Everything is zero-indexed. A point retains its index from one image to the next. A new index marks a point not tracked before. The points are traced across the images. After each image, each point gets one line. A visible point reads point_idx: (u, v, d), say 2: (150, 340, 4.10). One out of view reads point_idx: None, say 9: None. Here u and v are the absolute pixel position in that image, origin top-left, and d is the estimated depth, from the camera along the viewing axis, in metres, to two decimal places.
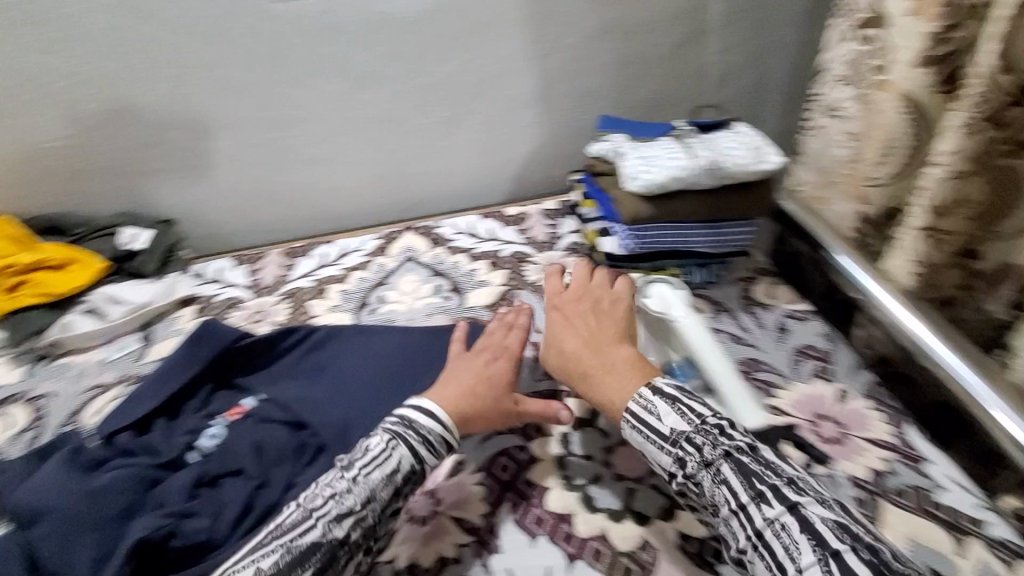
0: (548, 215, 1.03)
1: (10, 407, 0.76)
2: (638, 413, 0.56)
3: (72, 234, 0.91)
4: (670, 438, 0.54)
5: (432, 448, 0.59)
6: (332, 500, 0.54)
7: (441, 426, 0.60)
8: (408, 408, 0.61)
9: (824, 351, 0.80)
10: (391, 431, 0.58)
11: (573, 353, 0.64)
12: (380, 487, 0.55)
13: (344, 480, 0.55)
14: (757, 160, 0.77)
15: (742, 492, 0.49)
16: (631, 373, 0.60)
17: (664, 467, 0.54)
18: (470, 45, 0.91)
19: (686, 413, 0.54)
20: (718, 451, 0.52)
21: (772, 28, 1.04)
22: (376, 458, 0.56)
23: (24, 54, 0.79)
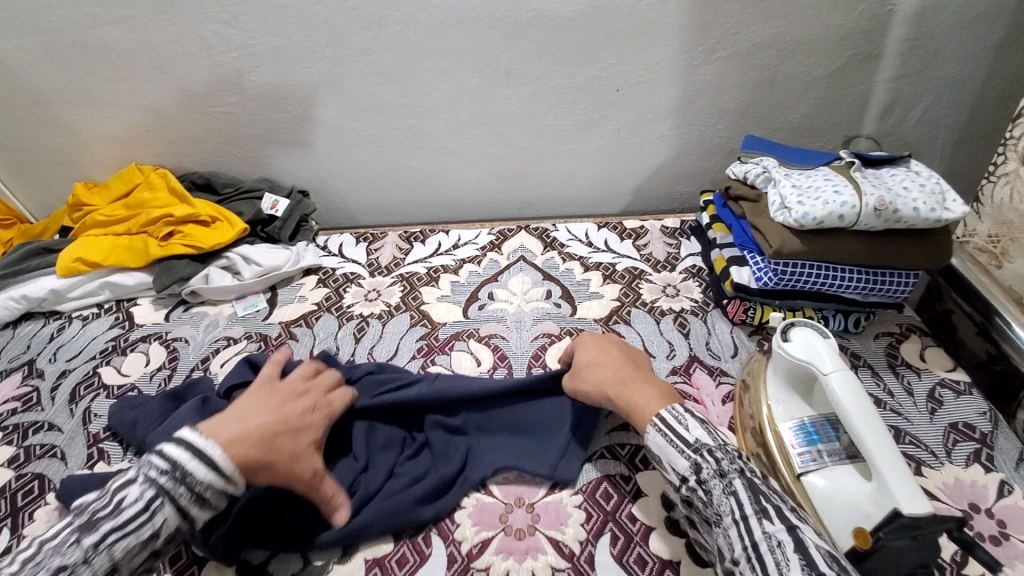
0: (668, 233, 0.98)
1: (150, 344, 0.83)
2: (668, 421, 0.54)
3: (221, 193, 0.98)
4: (691, 446, 0.52)
5: (206, 503, 0.51)
6: (63, 575, 0.45)
7: (224, 481, 0.51)
8: (182, 451, 0.51)
9: (989, 433, 0.68)
10: (156, 487, 0.49)
11: (612, 372, 0.63)
12: (127, 555, 0.47)
13: (80, 547, 0.46)
14: (938, 207, 0.68)
15: (748, 505, 0.48)
16: (664, 393, 0.59)
17: (677, 471, 0.52)
18: (619, 50, 0.87)
19: (714, 433, 0.54)
20: (733, 465, 0.50)
21: (958, 57, 0.91)
22: (128, 524, 0.47)
23: (203, 24, 0.84)
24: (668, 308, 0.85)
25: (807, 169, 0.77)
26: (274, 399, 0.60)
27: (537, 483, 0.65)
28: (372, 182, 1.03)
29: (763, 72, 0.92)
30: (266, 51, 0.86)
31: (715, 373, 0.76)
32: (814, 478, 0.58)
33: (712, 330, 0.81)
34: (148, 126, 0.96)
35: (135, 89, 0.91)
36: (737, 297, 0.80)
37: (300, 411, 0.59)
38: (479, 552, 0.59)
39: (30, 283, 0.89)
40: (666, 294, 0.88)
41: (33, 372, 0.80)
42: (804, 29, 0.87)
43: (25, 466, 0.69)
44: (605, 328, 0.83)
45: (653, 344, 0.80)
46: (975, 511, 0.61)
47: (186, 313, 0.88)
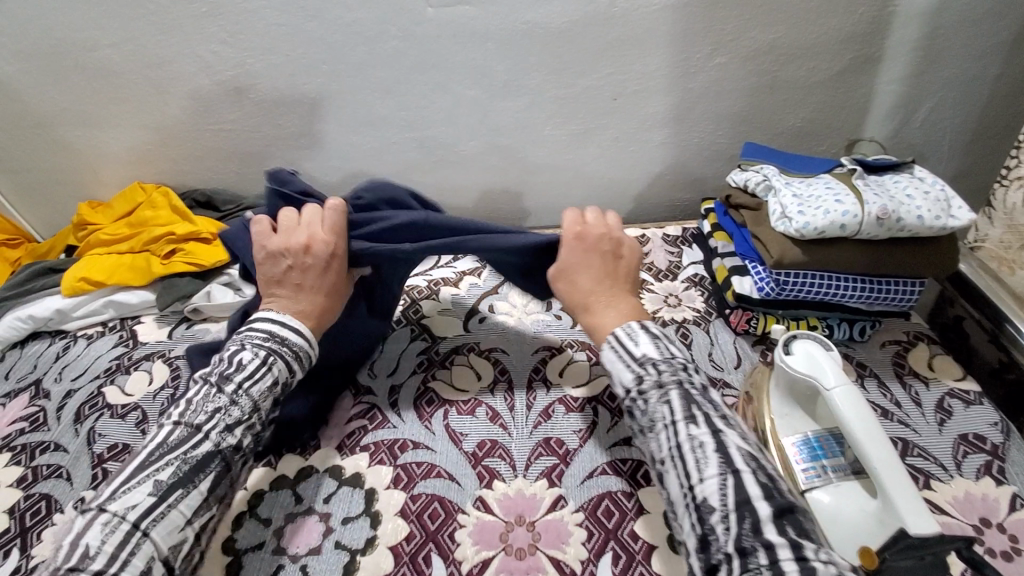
0: (670, 241, 0.98)
1: (154, 362, 0.83)
2: (621, 338, 0.58)
3: (223, 210, 0.99)
4: (638, 360, 0.56)
5: (301, 360, 0.62)
6: (219, 414, 0.55)
7: (306, 341, 0.62)
8: (275, 324, 0.61)
9: (999, 444, 0.67)
10: (266, 348, 0.59)
11: (586, 287, 0.63)
12: (261, 398, 0.58)
13: (223, 395, 0.56)
14: (942, 214, 0.67)
15: (679, 410, 0.52)
16: (627, 312, 0.61)
17: (622, 384, 0.56)
18: (616, 58, 0.87)
19: (662, 345, 0.57)
20: (672, 376, 0.54)
21: (962, 58, 0.89)
22: (255, 374, 0.58)
23: (200, 44, 0.85)
24: (670, 318, 0.84)
25: (808, 177, 0.76)
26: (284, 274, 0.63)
27: (537, 500, 0.64)
28: None
29: (762, 78, 0.91)
30: (263, 69, 0.87)
31: (718, 384, 0.75)
32: (818, 496, 0.57)
33: (715, 341, 0.80)
34: (150, 145, 0.97)
35: (136, 109, 0.92)
36: (739, 306, 0.79)
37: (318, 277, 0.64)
38: (479, 571, 0.58)
39: (37, 303, 0.90)
40: (667, 304, 0.87)
41: (39, 393, 0.81)
42: (803, 33, 0.86)
43: (33, 486, 0.69)
44: None
45: None
46: (986, 526, 0.60)
47: (188, 330, 0.88)
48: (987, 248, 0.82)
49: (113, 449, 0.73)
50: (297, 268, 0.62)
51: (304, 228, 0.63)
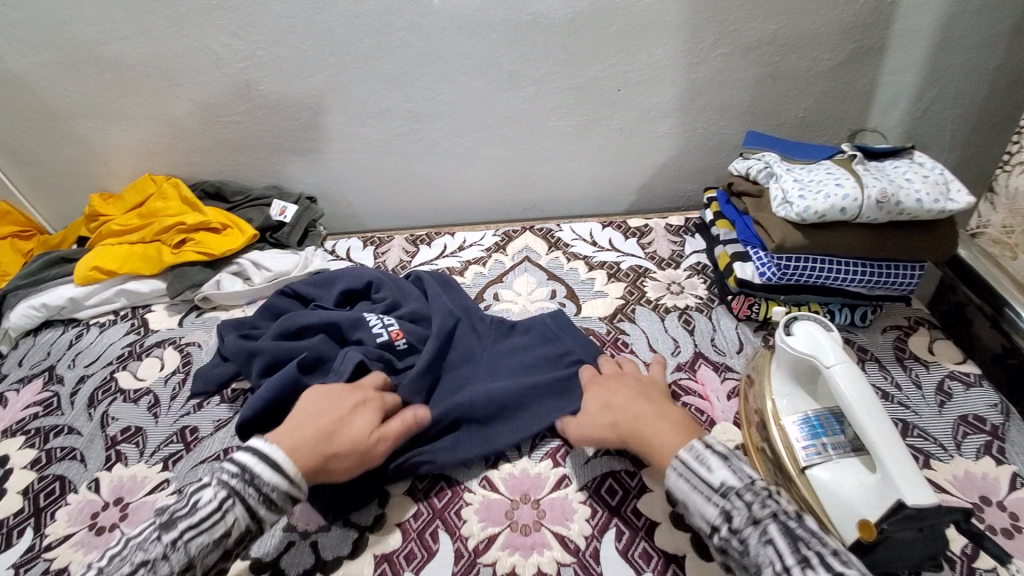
0: (672, 231, 0.99)
1: (165, 349, 0.85)
2: (688, 461, 0.52)
3: (232, 201, 1.01)
4: (717, 490, 0.50)
5: (273, 505, 0.53)
6: (144, 568, 0.48)
7: (288, 483, 0.53)
8: (248, 458, 0.53)
9: (1000, 426, 0.67)
10: (227, 488, 0.52)
11: (630, 412, 0.60)
12: (202, 552, 0.50)
13: (159, 544, 0.49)
14: (941, 197, 0.68)
15: (789, 556, 0.45)
16: (680, 425, 0.57)
17: (705, 519, 0.49)
18: (618, 49, 0.88)
19: (738, 470, 0.50)
20: (765, 509, 0.47)
21: (962, 48, 0.90)
22: (203, 522, 0.50)
23: (211, 38, 0.86)
24: (673, 305, 0.86)
25: (808, 164, 0.77)
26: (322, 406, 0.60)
27: (542, 480, 0.65)
28: (378, 186, 1.04)
29: (764, 68, 0.92)
30: (273, 61, 0.89)
31: (720, 368, 0.76)
32: (819, 471, 0.58)
33: (717, 326, 0.82)
34: (162, 137, 0.98)
35: (147, 101, 0.94)
36: (740, 293, 0.80)
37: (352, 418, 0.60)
38: (485, 548, 0.59)
39: (50, 291, 0.92)
40: (670, 292, 0.88)
41: (53, 378, 0.83)
42: (805, 23, 0.87)
43: (48, 468, 0.71)
44: (610, 326, 0.83)
45: (660, 343, 0.80)
46: (987, 505, 0.61)
47: (198, 318, 0.90)
48: (988, 234, 0.83)
49: (126, 431, 0.74)
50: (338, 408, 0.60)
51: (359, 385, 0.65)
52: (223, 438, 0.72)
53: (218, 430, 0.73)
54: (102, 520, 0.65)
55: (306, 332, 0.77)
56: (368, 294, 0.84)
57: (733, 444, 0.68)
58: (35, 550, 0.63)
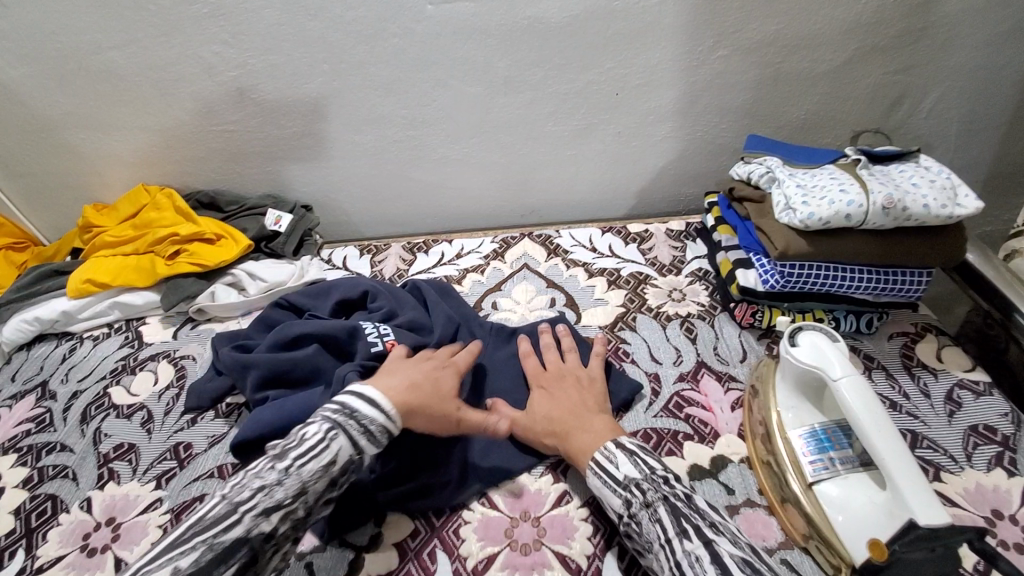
0: (673, 236, 0.97)
1: (158, 362, 0.84)
2: (601, 462, 0.58)
3: (226, 211, 1.00)
4: (622, 483, 0.56)
5: (372, 438, 0.57)
6: (263, 493, 0.51)
7: (384, 416, 0.58)
8: (349, 398, 0.59)
9: (1011, 437, 0.66)
10: (330, 421, 0.56)
11: (558, 414, 0.65)
12: (314, 478, 0.53)
13: (275, 471, 0.53)
14: (948, 202, 0.66)
15: (670, 527, 0.50)
16: (601, 430, 0.62)
17: (615, 509, 0.56)
18: (615, 52, 0.87)
19: (641, 463, 0.57)
20: (657, 494, 0.53)
21: (967, 47, 0.89)
22: (313, 450, 0.54)
23: (203, 46, 0.85)
24: (674, 313, 0.84)
25: (812, 168, 0.75)
26: (408, 365, 0.67)
27: (542, 496, 0.64)
28: (374, 194, 1.02)
29: (765, 69, 0.90)
30: (266, 69, 0.87)
31: (723, 378, 0.74)
32: (829, 486, 0.56)
33: (720, 335, 0.80)
34: (155, 147, 0.97)
35: (140, 111, 0.93)
36: (743, 300, 0.79)
37: (436, 374, 0.66)
38: (483, 568, 0.58)
39: (43, 305, 0.90)
40: (672, 299, 0.86)
41: (45, 394, 0.81)
42: (806, 23, 0.86)
43: (39, 487, 0.70)
44: (610, 334, 0.82)
45: (661, 353, 0.79)
46: (999, 519, 0.59)
47: (193, 331, 0.89)
48: None
49: (119, 449, 0.73)
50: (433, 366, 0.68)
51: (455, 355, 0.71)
52: (218, 454, 0.71)
53: (212, 446, 0.72)
54: (94, 541, 0.64)
55: (299, 342, 0.76)
56: (366, 301, 0.82)
57: (739, 457, 0.66)
58: (25, 573, 0.62)
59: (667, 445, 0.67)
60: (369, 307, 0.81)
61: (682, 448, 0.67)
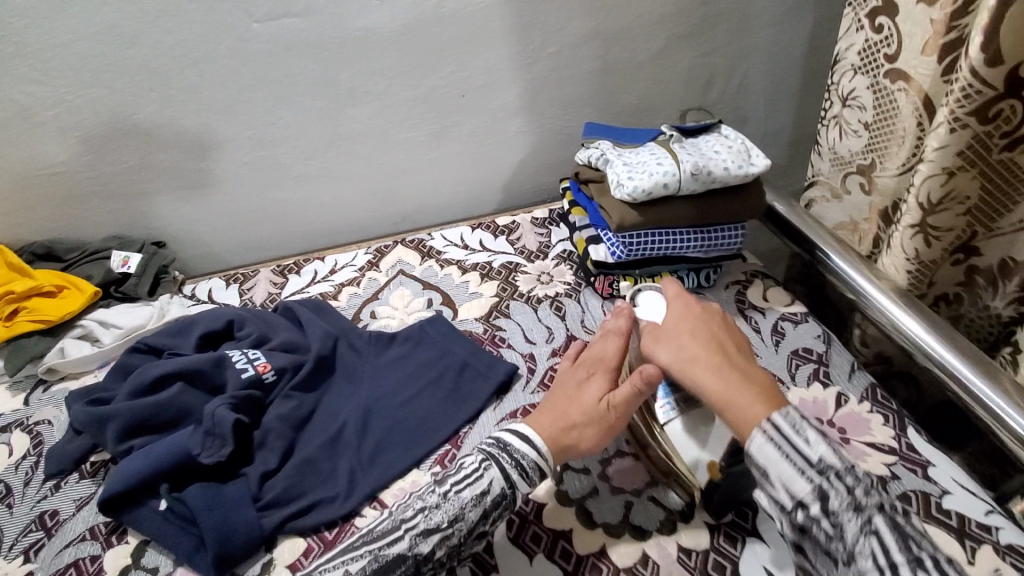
0: (538, 223, 1.03)
1: (7, 434, 0.76)
2: (777, 428, 0.50)
3: (66, 259, 0.92)
4: (814, 465, 0.48)
5: (526, 475, 0.58)
6: (423, 514, 0.55)
7: (536, 453, 0.59)
8: (504, 432, 0.62)
9: (823, 354, 0.78)
10: (486, 452, 0.59)
11: (700, 358, 0.58)
12: (468, 507, 0.55)
13: (434, 495, 0.56)
14: (743, 163, 0.76)
15: (893, 546, 0.44)
16: (758, 389, 0.54)
17: (790, 492, 0.48)
18: (456, 55, 0.91)
19: (840, 452, 0.49)
20: (872, 499, 0.46)
21: (757, 28, 1.04)
22: (470, 478, 0.57)
23: (9, 86, 0.79)
24: (544, 295, 0.90)
25: (635, 146, 0.84)
26: (570, 379, 0.67)
27: None
28: (235, 221, 0.99)
29: (594, 61, 0.98)
30: (87, 103, 0.82)
31: None
32: (677, 423, 0.61)
33: (585, 308, 0.87)
34: None
35: None
36: (600, 273, 0.86)
37: (588, 384, 0.64)
38: None
39: None
40: (541, 282, 0.92)
41: None
42: (621, 17, 0.95)
43: None
44: (486, 325, 0.86)
45: (533, 334, 0.84)
46: (819, 425, 0.71)
47: (45, 393, 0.81)
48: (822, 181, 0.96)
49: None
50: (594, 370, 0.66)
51: (609, 338, 0.67)
52: (88, 516, 0.67)
53: (79, 510, 0.67)
54: None
55: (162, 384, 0.73)
56: (232, 331, 0.80)
57: None
58: None
59: None
60: (236, 336, 0.80)
61: None
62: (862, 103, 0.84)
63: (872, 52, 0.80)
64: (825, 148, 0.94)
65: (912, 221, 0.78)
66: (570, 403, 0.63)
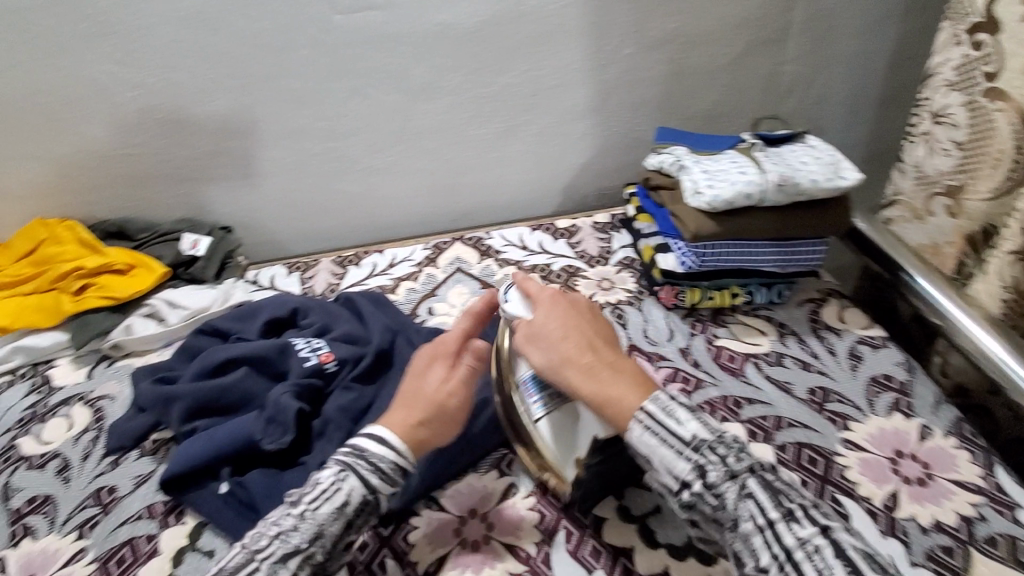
0: (599, 228, 1.01)
1: (72, 406, 0.78)
2: (655, 415, 0.52)
3: (137, 239, 0.94)
4: (689, 444, 0.50)
5: (386, 476, 0.54)
6: (278, 540, 0.50)
7: (395, 453, 0.55)
8: (359, 437, 0.56)
9: (903, 383, 0.73)
10: (341, 462, 0.54)
11: (571, 355, 0.57)
12: (328, 522, 0.51)
13: (290, 517, 0.51)
14: (832, 176, 0.73)
15: (769, 505, 0.46)
16: (627, 380, 0.56)
17: (675, 474, 0.49)
18: (528, 54, 0.90)
19: (709, 426, 0.51)
20: (743, 463, 0.48)
21: (839, 36, 0.99)
22: (324, 492, 0.52)
23: (98, 66, 0.81)
24: (605, 301, 0.87)
25: (714, 154, 0.81)
26: (418, 367, 0.61)
27: (489, 491, 0.65)
28: (298, 210, 1.00)
29: (668, 65, 0.96)
30: (170, 88, 0.84)
31: (654, 358, 0.78)
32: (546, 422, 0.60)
33: (648, 318, 0.84)
34: (47, 176, 0.90)
35: (29, 139, 0.86)
36: (667, 282, 0.83)
37: (439, 373, 0.60)
38: (436, 570, 0.58)
39: None
40: (601, 289, 0.90)
41: None
42: (700, 21, 0.92)
43: None
44: None
45: None
46: (901, 457, 0.65)
47: (108, 368, 0.83)
48: (902, 201, 0.91)
49: (34, 501, 0.68)
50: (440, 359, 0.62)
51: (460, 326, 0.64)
52: (145, 494, 0.67)
53: (139, 487, 0.68)
54: None
55: (227, 367, 0.73)
56: (297, 320, 0.81)
57: None
58: None
59: None
60: (299, 325, 0.80)
61: None
62: (955, 121, 0.79)
63: (970, 69, 0.76)
64: (908, 163, 0.89)
65: (1013, 247, 0.75)
66: (419, 391, 0.59)
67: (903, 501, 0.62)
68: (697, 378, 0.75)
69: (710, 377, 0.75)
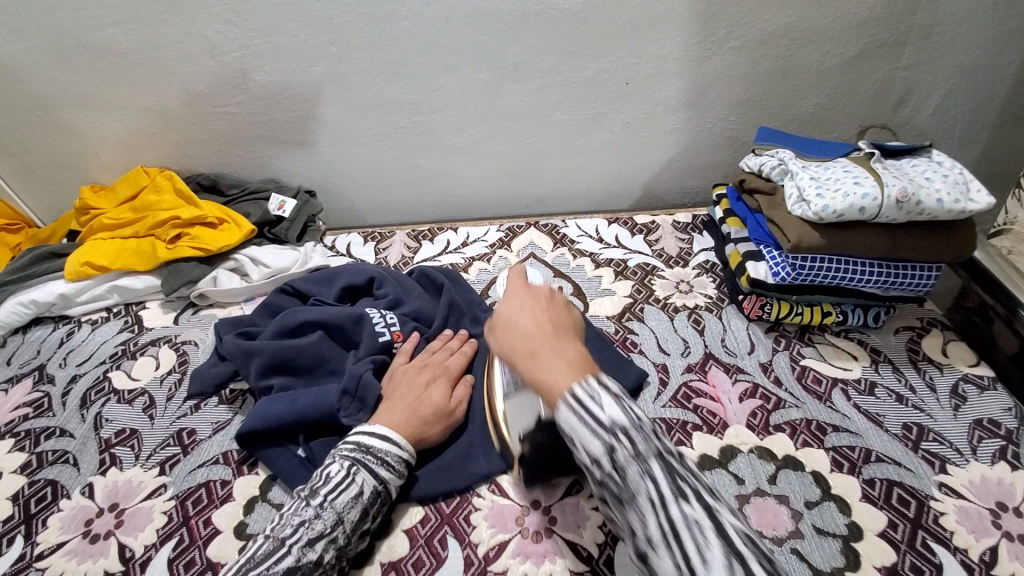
0: (679, 228, 0.97)
1: (159, 347, 0.82)
2: (580, 399, 0.41)
3: (228, 194, 0.98)
4: (604, 424, 0.40)
5: (393, 468, 0.58)
6: (303, 528, 0.52)
7: (399, 448, 0.59)
8: (363, 434, 0.59)
9: (1012, 430, 0.66)
10: (350, 458, 0.57)
11: (523, 327, 0.49)
12: (347, 508, 0.54)
13: (309, 508, 0.53)
14: (960, 197, 0.67)
15: (666, 487, 0.38)
16: (576, 362, 0.44)
17: (588, 452, 0.40)
18: (628, 40, 0.86)
19: (633, 408, 0.41)
20: (652, 443, 0.40)
21: (976, 43, 0.89)
22: (340, 484, 0.55)
23: (207, 24, 0.83)
24: (682, 304, 0.84)
25: (824, 161, 0.75)
26: (407, 374, 0.67)
27: (553, 485, 0.63)
28: (379, 180, 1.01)
29: (775, 62, 0.90)
30: (270, 50, 0.85)
31: (731, 370, 0.74)
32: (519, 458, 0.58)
33: (727, 327, 0.80)
34: (151, 127, 0.95)
35: (138, 90, 0.90)
36: (753, 293, 0.79)
37: (431, 385, 0.66)
38: (495, 555, 0.58)
39: (39, 288, 0.88)
40: (679, 291, 0.86)
41: (43, 377, 0.80)
42: (817, 16, 0.85)
43: (39, 472, 0.69)
44: (619, 325, 0.81)
45: (669, 343, 0.78)
46: (1003, 511, 0.59)
47: (194, 316, 0.87)
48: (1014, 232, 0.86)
49: (120, 434, 0.72)
50: (434, 375, 0.68)
51: (450, 356, 0.71)
52: (222, 441, 0.70)
53: (216, 433, 0.71)
54: (97, 527, 0.63)
55: (304, 329, 0.75)
56: (372, 290, 0.82)
57: (748, 447, 0.65)
58: (26, 560, 0.61)
59: (677, 435, 0.67)
60: (374, 294, 0.81)
61: (691, 439, 0.66)
62: None
63: None
64: None
65: None
66: (420, 398, 0.64)
67: (1003, 557, 0.56)
68: (778, 398, 0.70)
69: (793, 398, 0.71)
